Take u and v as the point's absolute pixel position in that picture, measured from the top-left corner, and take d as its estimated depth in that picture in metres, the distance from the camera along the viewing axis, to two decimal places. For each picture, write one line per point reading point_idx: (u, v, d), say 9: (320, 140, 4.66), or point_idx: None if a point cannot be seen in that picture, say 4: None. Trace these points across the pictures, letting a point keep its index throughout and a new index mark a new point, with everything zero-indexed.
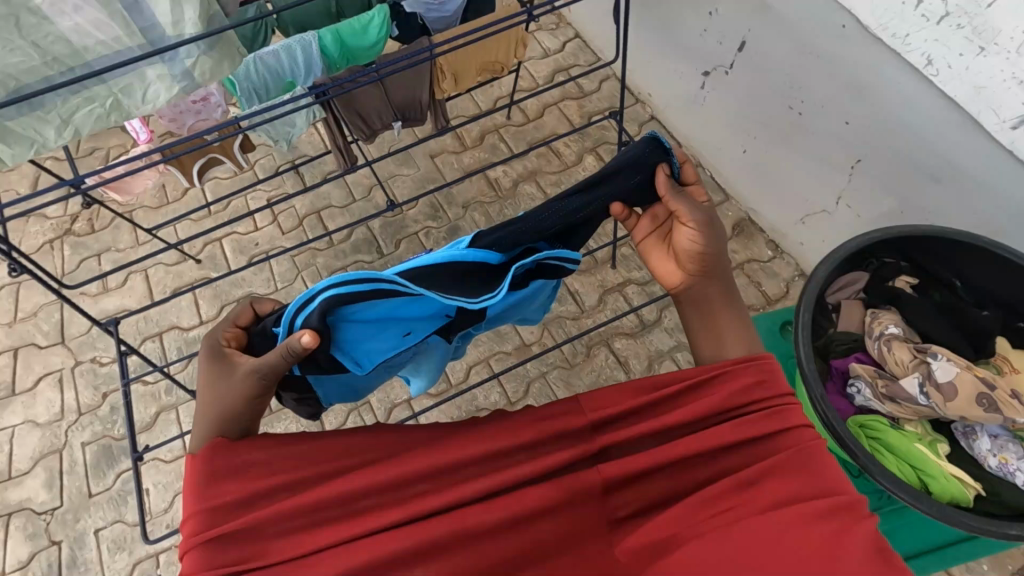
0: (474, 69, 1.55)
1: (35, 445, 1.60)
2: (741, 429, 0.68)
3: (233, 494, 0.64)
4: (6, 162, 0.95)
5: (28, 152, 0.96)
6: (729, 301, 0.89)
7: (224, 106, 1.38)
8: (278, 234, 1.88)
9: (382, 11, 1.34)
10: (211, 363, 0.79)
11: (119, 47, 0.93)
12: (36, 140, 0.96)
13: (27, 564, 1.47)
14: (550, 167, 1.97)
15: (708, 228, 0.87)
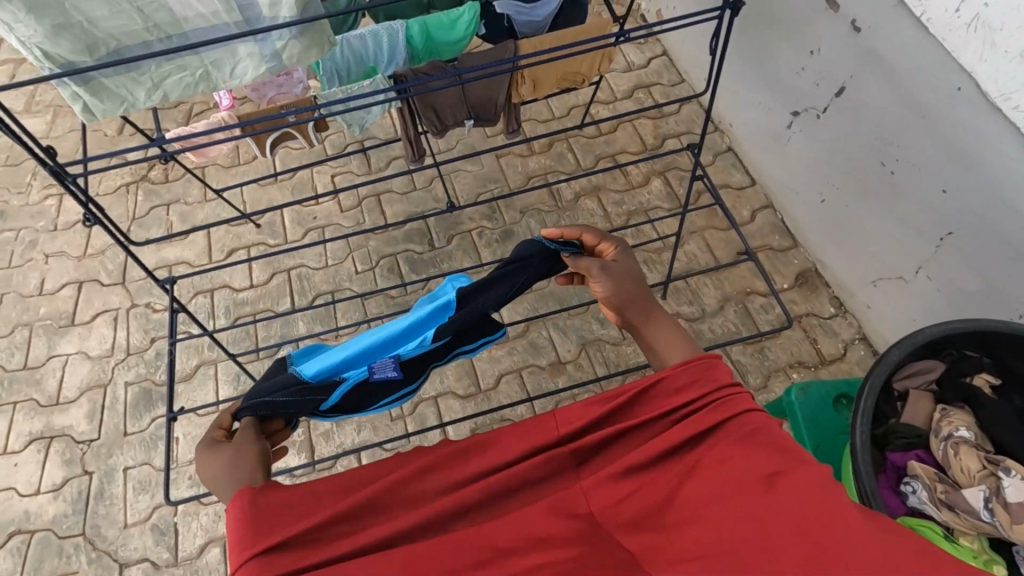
0: (556, 79, 1.52)
1: (84, 376, 1.69)
2: (695, 426, 0.73)
3: (263, 532, 0.68)
4: (96, 116, 1.00)
5: (117, 109, 1.01)
6: (655, 317, 0.96)
7: (305, 83, 1.40)
8: (337, 211, 1.91)
9: (472, 11, 1.36)
10: (214, 449, 0.83)
11: (216, 22, 0.95)
12: (127, 99, 1.01)
13: (60, 487, 1.55)
14: (615, 185, 1.92)
15: (600, 271, 0.96)
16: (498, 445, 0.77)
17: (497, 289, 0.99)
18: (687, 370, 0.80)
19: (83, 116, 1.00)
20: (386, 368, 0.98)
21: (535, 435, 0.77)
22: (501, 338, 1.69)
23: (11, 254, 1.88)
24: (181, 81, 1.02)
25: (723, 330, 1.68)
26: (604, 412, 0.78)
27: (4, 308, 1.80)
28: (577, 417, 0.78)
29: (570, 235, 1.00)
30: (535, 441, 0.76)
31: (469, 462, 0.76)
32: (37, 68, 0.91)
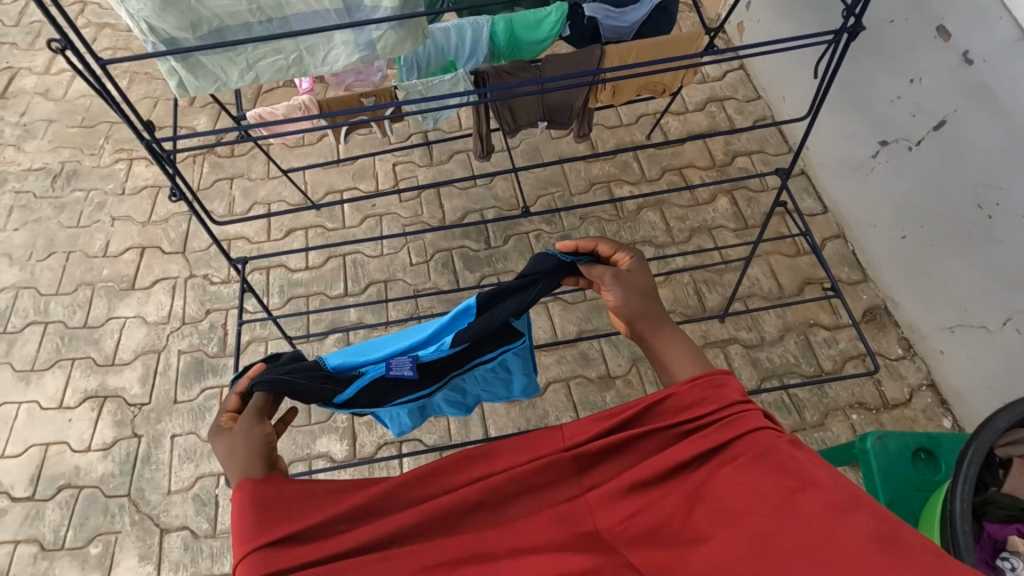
0: (635, 88, 1.48)
1: (140, 340, 1.72)
2: (699, 446, 0.71)
3: (264, 528, 0.70)
4: (189, 93, 1.00)
5: (209, 88, 1.02)
6: (663, 329, 0.97)
7: (384, 72, 1.38)
8: (396, 201, 1.91)
9: (557, 14, 1.32)
10: (223, 437, 0.86)
11: (317, 7, 0.94)
12: (220, 78, 1.01)
13: (110, 447, 1.58)
14: (679, 200, 1.87)
15: (614, 279, 0.98)
16: (500, 454, 0.77)
17: (516, 297, 0.95)
18: (694, 387, 0.78)
19: (176, 91, 1.00)
20: (404, 366, 0.94)
21: (537, 446, 0.77)
22: (551, 346, 1.66)
23: (80, 214, 1.93)
24: (274, 64, 1.02)
25: (781, 361, 1.63)
26: (606, 427, 0.77)
27: (70, 266, 1.85)
28: (581, 431, 0.77)
29: (588, 244, 1.00)
30: (536, 452, 0.76)
31: (471, 469, 0.76)
32: (140, 41, 0.91)
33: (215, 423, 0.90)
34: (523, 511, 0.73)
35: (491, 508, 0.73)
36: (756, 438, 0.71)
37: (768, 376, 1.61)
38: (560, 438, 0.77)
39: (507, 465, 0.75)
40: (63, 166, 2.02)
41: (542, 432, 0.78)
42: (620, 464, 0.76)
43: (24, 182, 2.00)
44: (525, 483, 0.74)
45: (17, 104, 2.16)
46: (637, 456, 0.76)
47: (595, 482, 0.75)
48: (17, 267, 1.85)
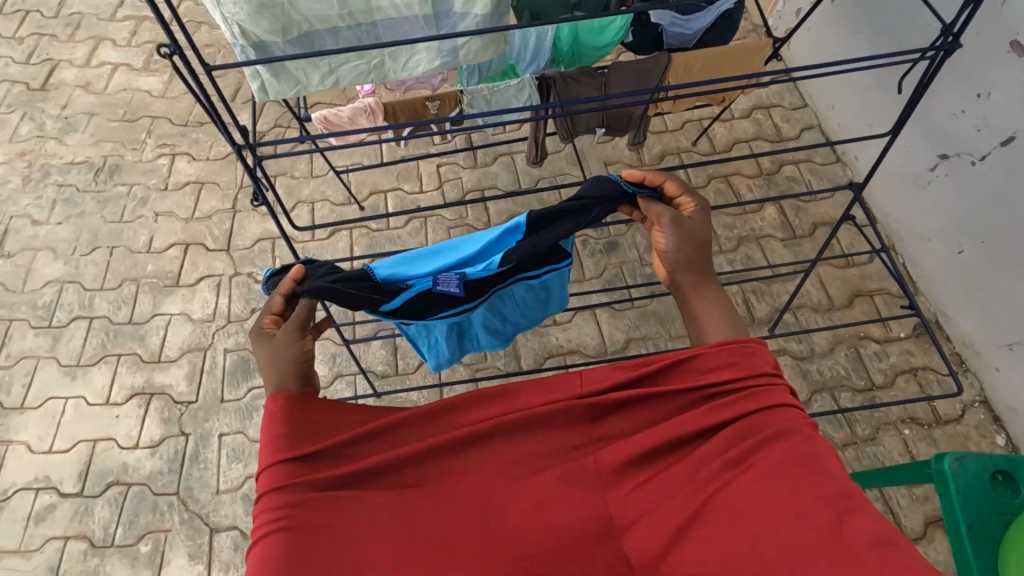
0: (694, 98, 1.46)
1: (186, 337, 1.72)
2: (712, 412, 0.77)
3: (299, 441, 0.80)
4: (269, 96, 0.99)
5: (289, 91, 1.00)
6: (705, 285, 0.96)
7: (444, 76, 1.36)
8: (441, 202, 1.90)
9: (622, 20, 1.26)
10: (262, 344, 0.92)
11: (407, 14, 0.92)
12: (301, 82, 0.99)
13: (158, 445, 1.58)
14: (726, 208, 1.86)
15: (673, 222, 0.95)
16: (522, 395, 0.84)
17: (567, 221, 0.93)
18: (719, 355, 0.82)
19: (257, 94, 0.99)
20: (451, 283, 0.95)
21: (560, 393, 0.83)
22: (599, 353, 1.66)
23: (123, 209, 1.93)
24: (355, 69, 1.00)
25: (831, 373, 1.62)
26: (625, 379, 0.83)
27: (114, 261, 1.84)
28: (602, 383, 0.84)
29: (656, 177, 0.98)
30: (557, 396, 0.83)
31: (494, 406, 0.84)
32: (229, 44, 0.90)
33: (258, 323, 0.95)
34: (534, 451, 0.81)
35: (504, 442, 0.81)
36: (768, 414, 0.76)
37: (818, 388, 1.60)
38: (580, 385, 0.84)
39: (527, 406, 0.83)
40: (105, 160, 2.02)
41: (564, 378, 0.85)
42: (632, 416, 0.82)
43: (67, 176, 1.99)
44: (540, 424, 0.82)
45: (58, 96, 2.15)
46: (648, 410, 0.82)
47: (605, 432, 0.82)
48: (62, 261, 1.84)
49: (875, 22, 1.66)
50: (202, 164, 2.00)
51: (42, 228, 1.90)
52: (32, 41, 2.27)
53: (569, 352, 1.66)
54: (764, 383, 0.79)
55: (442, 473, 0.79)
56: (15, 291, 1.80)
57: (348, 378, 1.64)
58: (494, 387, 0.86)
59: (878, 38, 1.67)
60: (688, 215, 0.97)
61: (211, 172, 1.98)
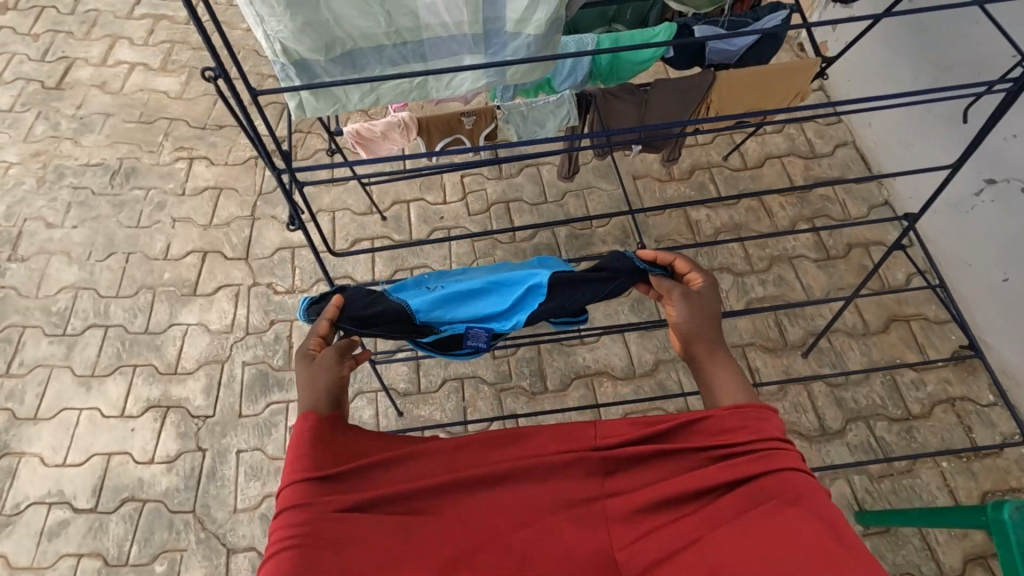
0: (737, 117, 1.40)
1: (204, 349, 1.68)
2: (726, 469, 0.71)
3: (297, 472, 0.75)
4: (306, 114, 0.94)
5: (327, 110, 0.95)
6: (720, 359, 0.89)
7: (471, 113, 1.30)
8: (465, 213, 1.85)
9: (665, 32, 1.20)
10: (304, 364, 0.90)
11: (455, 32, 0.87)
12: (340, 100, 0.94)
13: (173, 460, 1.54)
14: (758, 225, 1.81)
15: (684, 297, 0.92)
16: (531, 439, 0.79)
17: (589, 289, 0.92)
18: (730, 415, 0.77)
19: (295, 112, 0.94)
20: (481, 338, 0.94)
21: (571, 441, 0.78)
22: (628, 375, 1.62)
23: (140, 214, 1.88)
24: (397, 88, 0.94)
25: (867, 402, 1.57)
26: (640, 429, 0.78)
27: (130, 267, 1.80)
28: (617, 432, 0.79)
29: (667, 256, 0.96)
30: (566, 445, 0.77)
31: (500, 451, 0.78)
32: (270, 61, 0.85)
33: (303, 344, 0.91)
34: (535, 501, 0.74)
35: (506, 487, 0.75)
36: (785, 477, 0.70)
37: (853, 417, 1.55)
38: (592, 435, 0.78)
39: (534, 453, 0.77)
40: (122, 163, 1.97)
41: (577, 426, 0.80)
42: (643, 470, 0.76)
43: (82, 178, 1.95)
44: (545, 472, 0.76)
45: (74, 95, 2.11)
46: (663, 465, 0.75)
47: (616, 486, 0.75)
48: (77, 266, 1.80)
49: (922, 40, 1.62)
50: (220, 169, 1.95)
51: (56, 232, 1.86)
52: (47, 37, 2.22)
53: (597, 373, 1.62)
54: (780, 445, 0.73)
55: (437, 514, 0.73)
56: (29, 296, 1.76)
57: (369, 395, 1.60)
58: (501, 430, 0.81)
59: (923, 55, 1.62)
60: (700, 291, 0.94)
61: (230, 177, 1.94)
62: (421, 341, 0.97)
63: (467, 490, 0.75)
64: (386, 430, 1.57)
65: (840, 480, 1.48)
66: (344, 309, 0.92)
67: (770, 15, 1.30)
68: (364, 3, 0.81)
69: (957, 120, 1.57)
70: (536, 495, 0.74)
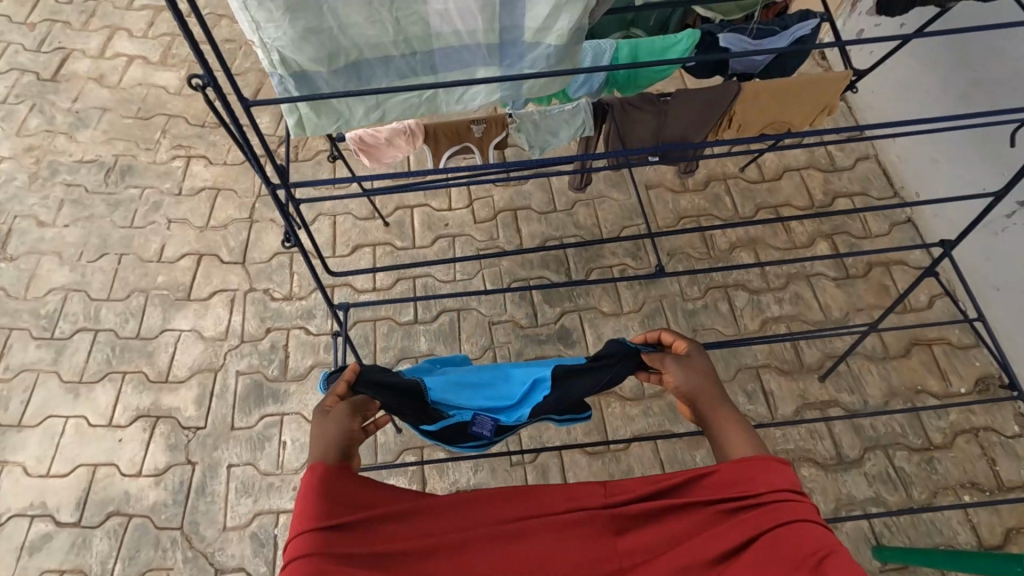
0: (761, 130, 1.33)
1: (197, 356, 1.62)
2: (738, 525, 0.71)
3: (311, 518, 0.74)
4: (306, 131, 0.88)
5: (329, 126, 0.89)
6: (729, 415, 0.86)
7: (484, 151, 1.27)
8: (470, 220, 1.78)
9: (688, 38, 1.13)
10: (320, 419, 0.86)
11: (468, 42, 0.80)
12: (343, 115, 0.88)
13: (162, 474, 1.48)
14: (775, 241, 1.75)
15: (681, 364, 0.92)
16: (542, 497, 0.80)
17: (595, 372, 0.94)
18: (737, 468, 0.77)
19: (294, 130, 0.88)
20: (485, 426, 0.95)
21: (582, 500, 0.79)
22: (637, 395, 1.55)
23: (135, 214, 1.82)
24: (405, 102, 0.88)
25: (886, 430, 1.50)
26: (650, 489, 0.79)
27: (123, 269, 1.73)
28: (628, 492, 0.80)
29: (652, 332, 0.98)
30: (577, 503, 0.79)
31: (512, 506, 0.79)
32: (267, 73, 0.79)
33: (320, 403, 0.88)
34: (548, 556, 0.74)
35: (518, 543, 0.75)
36: (798, 528, 0.69)
37: (871, 445, 1.49)
38: (602, 495, 0.80)
39: (546, 511, 0.78)
40: (117, 160, 1.91)
41: (588, 484, 0.81)
42: (655, 528, 0.76)
43: (77, 175, 1.89)
44: (557, 530, 0.76)
45: (70, 89, 2.04)
46: (675, 524, 0.75)
47: (630, 545, 0.74)
48: (68, 267, 1.74)
49: (953, 53, 1.55)
50: (219, 169, 1.89)
51: (49, 231, 1.79)
52: (44, 28, 2.16)
53: (604, 393, 1.56)
54: (790, 496, 0.73)
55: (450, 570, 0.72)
56: (18, 299, 1.69)
57: None
58: (512, 484, 0.82)
59: (955, 68, 1.55)
60: (691, 357, 0.93)
61: (229, 178, 1.87)
62: (423, 427, 0.96)
63: (478, 546, 0.74)
64: (383, 447, 1.50)
65: (857, 512, 1.41)
66: (362, 374, 0.91)
67: (799, 24, 1.24)
68: (372, 9, 0.74)
69: (990, 137, 1.50)
70: (548, 551, 0.74)
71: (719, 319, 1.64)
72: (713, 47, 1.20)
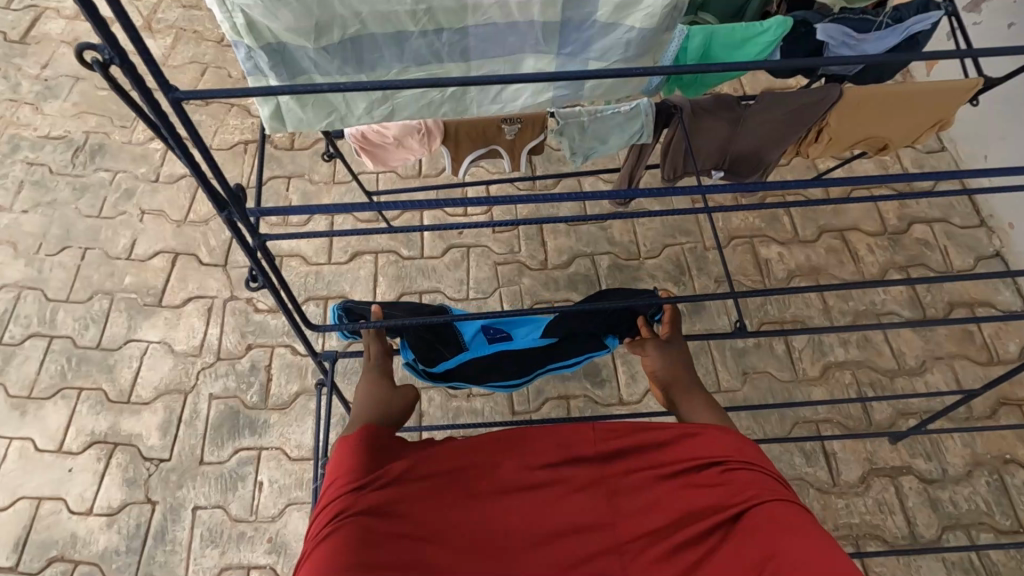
0: (849, 148, 1.03)
1: (164, 374, 1.39)
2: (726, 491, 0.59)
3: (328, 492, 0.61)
4: (286, 126, 0.64)
5: (319, 122, 0.65)
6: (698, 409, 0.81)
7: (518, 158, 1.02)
8: (488, 230, 1.54)
9: (777, 28, 0.77)
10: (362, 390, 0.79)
11: (516, 18, 0.57)
12: (339, 110, 0.65)
13: (116, 513, 1.27)
14: (840, 271, 1.51)
15: (663, 347, 0.85)
16: (523, 446, 0.67)
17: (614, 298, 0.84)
18: (725, 436, 0.64)
19: (270, 122, 0.64)
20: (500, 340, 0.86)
21: (571, 450, 0.66)
22: None
23: (103, 202, 1.58)
24: (421, 96, 0.64)
25: (968, 507, 1.28)
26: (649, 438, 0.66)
27: (86, 266, 1.50)
28: (621, 442, 0.67)
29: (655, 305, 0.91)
30: (564, 454, 0.66)
31: (488, 454, 0.66)
32: (231, 43, 0.56)
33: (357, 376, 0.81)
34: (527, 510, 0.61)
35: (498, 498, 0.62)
36: (798, 512, 0.56)
37: (949, 524, 1.26)
38: (592, 445, 0.66)
39: (530, 461, 0.65)
40: (87, 138, 1.67)
41: (576, 428, 0.68)
42: (647, 488, 0.63)
43: (40, 153, 1.65)
44: (534, 486, 0.63)
45: (40, 52, 1.79)
46: (670, 489, 0.62)
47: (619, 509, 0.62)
48: (23, 261, 1.51)
49: None
50: None
51: (4, 217, 1.56)
52: None
53: None
54: (778, 481, 0.61)
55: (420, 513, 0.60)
56: None
57: None
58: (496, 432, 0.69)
59: None
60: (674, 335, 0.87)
61: None
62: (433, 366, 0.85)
63: (439, 497, 0.62)
64: None
65: None
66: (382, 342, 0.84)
67: (918, 16, 0.91)
68: None
69: None
70: (521, 506, 0.62)
71: (773, 362, 1.40)
72: (803, 42, 0.86)
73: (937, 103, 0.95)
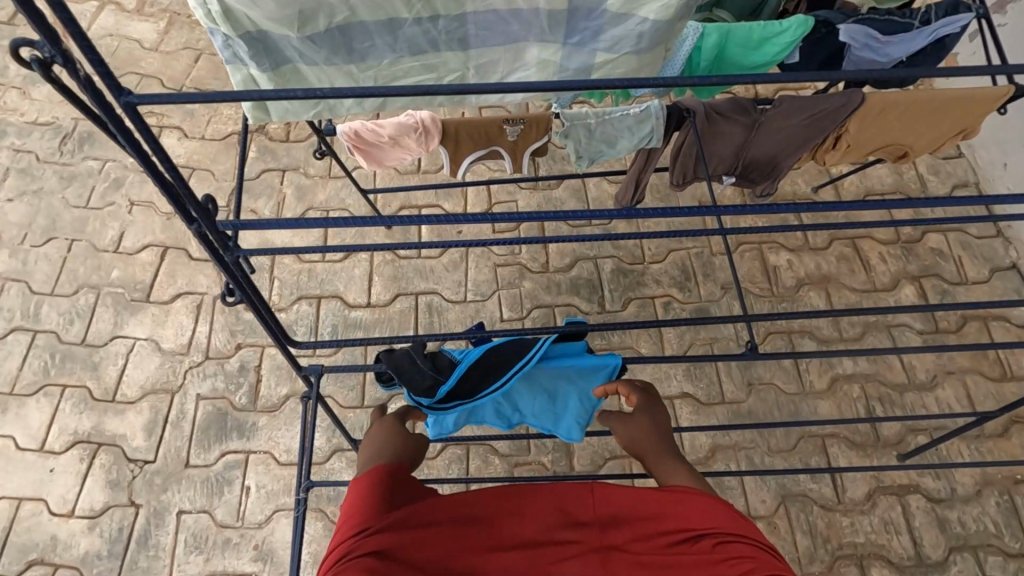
0: (862, 157, 0.97)
1: (151, 373, 1.35)
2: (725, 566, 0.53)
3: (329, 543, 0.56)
4: (269, 117, 0.60)
5: (306, 113, 0.60)
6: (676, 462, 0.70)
7: (524, 162, 0.96)
8: (488, 231, 1.49)
9: (797, 28, 0.70)
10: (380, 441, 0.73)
11: (519, 4, 0.52)
12: (327, 100, 0.60)
13: (98, 516, 1.23)
14: (851, 280, 1.46)
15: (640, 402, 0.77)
16: (512, 505, 0.61)
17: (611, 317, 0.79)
18: (722, 507, 0.58)
19: (252, 112, 0.59)
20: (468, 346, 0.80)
21: (566, 511, 0.60)
22: None
23: (91, 192, 1.53)
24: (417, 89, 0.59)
25: (977, 528, 1.24)
26: (648, 502, 0.60)
27: (72, 259, 1.45)
28: (618, 505, 0.61)
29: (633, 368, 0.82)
30: (558, 512, 0.60)
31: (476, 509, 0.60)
32: (206, 29, 0.51)
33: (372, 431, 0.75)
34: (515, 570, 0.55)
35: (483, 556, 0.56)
36: None
37: (957, 546, 1.22)
38: (589, 504, 0.61)
39: (522, 520, 0.60)
40: (76, 125, 1.61)
41: (573, 486, 0.63)
42: (639, 554, 0.56)
43: (27, 139, 1.59)
44: (523, 545, 0.57)
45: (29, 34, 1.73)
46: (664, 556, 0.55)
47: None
48: (6, 252, 1.46)
49: None
50: (195, 143, 1.59)
51: None
52: None
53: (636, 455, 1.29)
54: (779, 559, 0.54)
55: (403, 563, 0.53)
56: None
57: (348, 456, 1.26)
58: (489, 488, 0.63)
59: None
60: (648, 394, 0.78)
61: (204, 157, 1.57)
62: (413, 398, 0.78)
63: (416, 545, 0.55)
64: None
65: None
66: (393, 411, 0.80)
67: (947, 17, 0.83)
68: None
69: None
70: (506, 565, 0.55)
71: (779, 373, 1.36)
72: (825, 44, 0.80)
73: (951, 108, 0.88)
